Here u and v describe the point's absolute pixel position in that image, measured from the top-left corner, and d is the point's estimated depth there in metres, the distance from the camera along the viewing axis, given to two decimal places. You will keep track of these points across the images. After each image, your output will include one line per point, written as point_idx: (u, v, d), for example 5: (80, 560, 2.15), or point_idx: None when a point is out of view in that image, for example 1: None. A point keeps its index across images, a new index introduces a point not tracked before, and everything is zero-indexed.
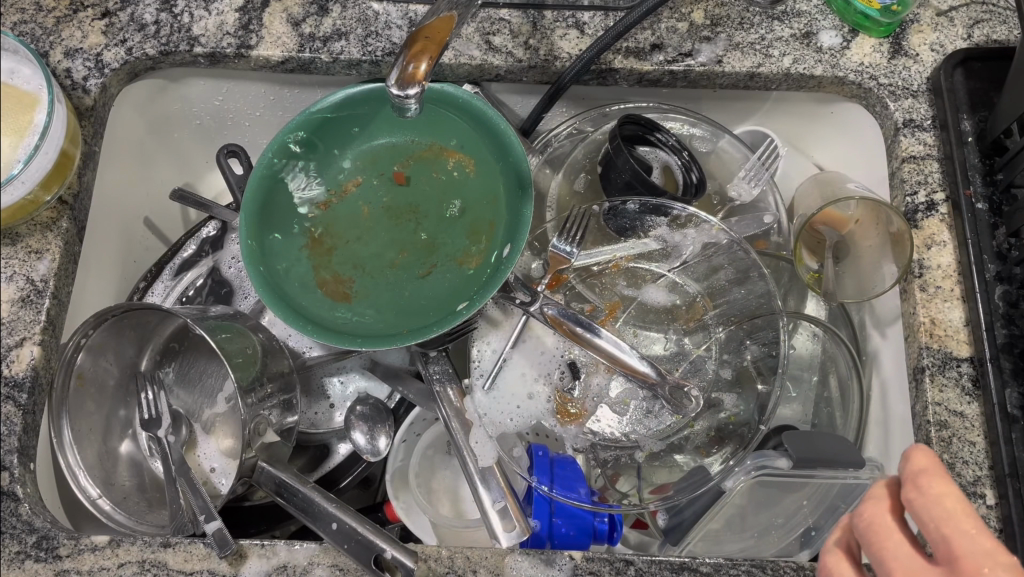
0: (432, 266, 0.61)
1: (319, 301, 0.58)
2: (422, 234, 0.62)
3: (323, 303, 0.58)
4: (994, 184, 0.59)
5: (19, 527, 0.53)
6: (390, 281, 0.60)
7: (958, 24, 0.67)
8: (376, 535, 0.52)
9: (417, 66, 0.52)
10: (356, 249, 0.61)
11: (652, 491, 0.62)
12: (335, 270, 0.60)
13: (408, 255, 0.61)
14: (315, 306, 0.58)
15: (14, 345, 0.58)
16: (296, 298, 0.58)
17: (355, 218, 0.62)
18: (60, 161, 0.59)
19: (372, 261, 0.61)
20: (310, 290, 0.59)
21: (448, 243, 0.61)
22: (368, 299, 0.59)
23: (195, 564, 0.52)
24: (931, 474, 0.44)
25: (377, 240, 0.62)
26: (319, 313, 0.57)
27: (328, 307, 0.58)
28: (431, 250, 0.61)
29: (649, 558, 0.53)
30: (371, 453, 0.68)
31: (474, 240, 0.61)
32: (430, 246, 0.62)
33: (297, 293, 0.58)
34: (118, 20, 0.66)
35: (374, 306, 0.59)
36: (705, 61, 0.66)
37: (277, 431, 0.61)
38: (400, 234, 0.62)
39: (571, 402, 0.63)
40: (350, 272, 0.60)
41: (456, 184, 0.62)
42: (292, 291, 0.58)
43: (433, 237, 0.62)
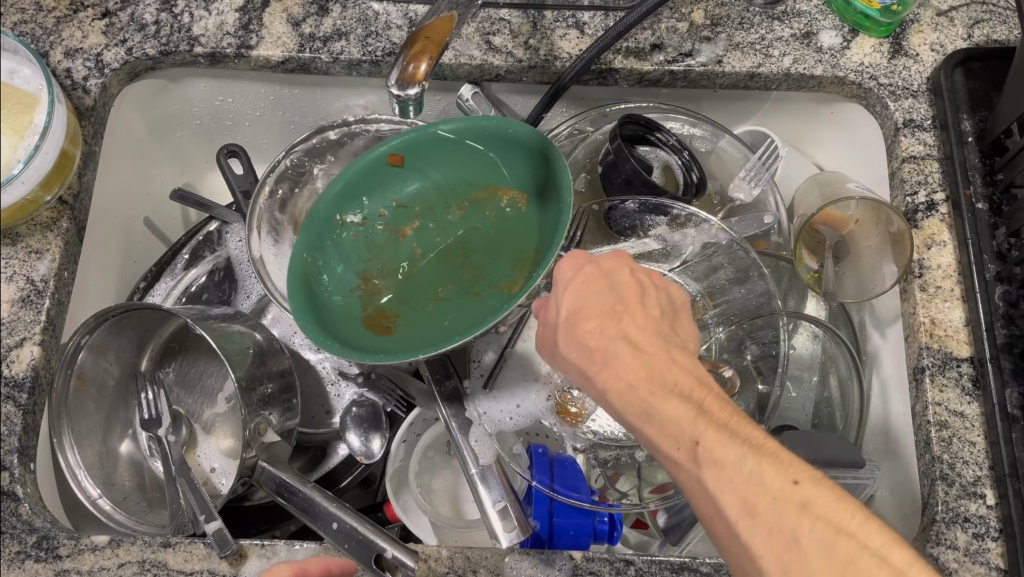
0: (475, 295, 0.54)
1: (361, 335, 0.52)
2: (468, 264, 0.56)
3: (364, 335, 0.52)
4: (994, 184, 0.59)
5: (19, 527, 0.53)
6: (434, 313, 0.53)
7: (958, 24, 0.67)
8: (376, 535, 0.51)
9: (417, 66, 0.52)
10: (405, 289, 0.55)
11: (652, 491, 0.61)
12: (379, 305, 0.54)
13: (453, 286, 0.55)
14: (355, 336, 0.51)
15: (14, 345, 0.58)
16: (338, 328, 0.52)
17: (405, 260, 0.56)
18: (60, 161, 0.59)
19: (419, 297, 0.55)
20: (352, 323, 0.52)
21: (493, 270, 0.55)
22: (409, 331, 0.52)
23: (195, 564, 0.52)
24: (604, 349, 0.46)
25: (423, 274, 0.56)
26: (359, 343, 0.51)
27: (368, 339, 0.52)
28: (474, 280, 0.55)
29: (649, 558, 0.52)
30: (365, 455, 0.67)
31: (520, 265, 0.54)
32: (475, 277, 0.55)
33: (338, 323, 0.52)
34: (118, 20, 0.67)
35: (416, 336, 0.52)
36: (705, 61, 0.66)
37: (277, 431, 0.61)
38: (447, 266, 0.56)
39: (571, 400, 0.62)
40: (393, 307, 0.54)
41: (513, 223, 0.56)
42: (332, 321, 0.52)
43: (480, 267, 0.55)
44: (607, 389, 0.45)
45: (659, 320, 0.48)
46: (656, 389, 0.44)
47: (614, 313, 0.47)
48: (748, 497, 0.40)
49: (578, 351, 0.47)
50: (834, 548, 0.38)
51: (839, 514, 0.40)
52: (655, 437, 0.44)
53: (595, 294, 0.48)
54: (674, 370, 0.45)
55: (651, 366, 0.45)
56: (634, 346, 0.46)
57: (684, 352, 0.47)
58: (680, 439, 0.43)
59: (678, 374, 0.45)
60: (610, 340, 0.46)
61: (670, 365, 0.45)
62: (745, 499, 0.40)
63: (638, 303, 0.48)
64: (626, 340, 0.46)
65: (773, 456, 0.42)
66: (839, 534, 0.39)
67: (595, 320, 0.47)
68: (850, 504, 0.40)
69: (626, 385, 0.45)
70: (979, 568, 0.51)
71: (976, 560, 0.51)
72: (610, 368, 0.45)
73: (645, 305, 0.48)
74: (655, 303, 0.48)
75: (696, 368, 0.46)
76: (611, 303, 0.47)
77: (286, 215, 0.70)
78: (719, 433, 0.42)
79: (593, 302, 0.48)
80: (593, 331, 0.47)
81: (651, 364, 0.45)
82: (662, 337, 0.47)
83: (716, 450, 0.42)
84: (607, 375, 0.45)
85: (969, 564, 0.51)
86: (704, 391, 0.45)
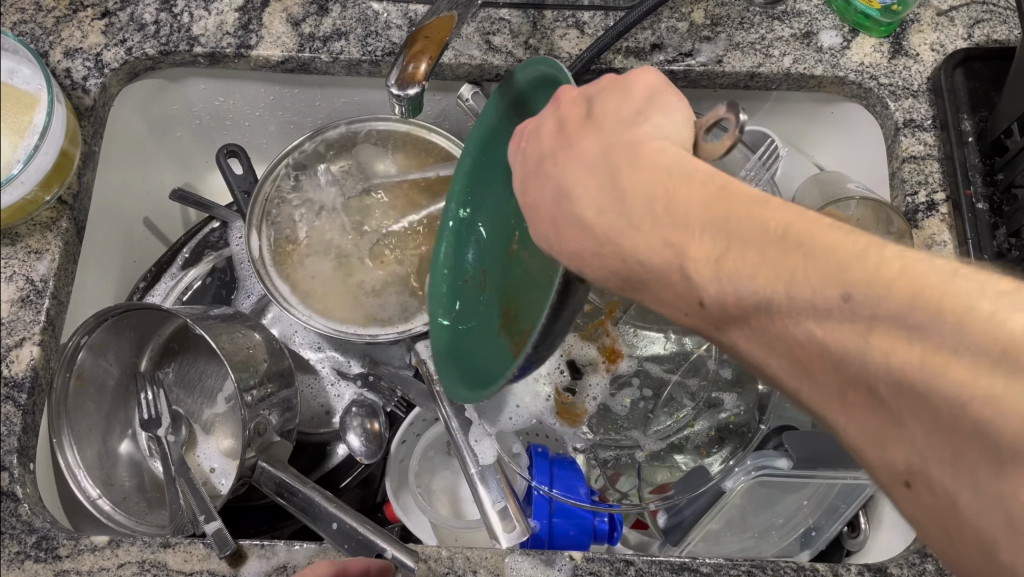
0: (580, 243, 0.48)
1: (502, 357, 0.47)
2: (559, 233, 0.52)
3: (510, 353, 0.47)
4: (994, 184, 0.59)
5: (19, 527, 0.53)
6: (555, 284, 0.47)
7: (958, 24, 0.67)
8: (376, 534, 0.51)
9: (417, 66, 0.52)
10: (529, 289, 0.50)
11: (652, 491, 0.62)
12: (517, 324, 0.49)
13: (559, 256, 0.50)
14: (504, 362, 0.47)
15: (14, 345, 0.58)
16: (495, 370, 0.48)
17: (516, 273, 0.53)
18: (60, 161, 0.59)
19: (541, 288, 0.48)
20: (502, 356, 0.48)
21: None
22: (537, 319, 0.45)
23: (195, 565, 0.52)
24: (562, 209, 0.40)
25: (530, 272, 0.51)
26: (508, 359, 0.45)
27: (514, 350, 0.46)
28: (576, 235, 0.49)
29: (649, 558, 0.52)
30: (367, 455, 0.67)
31: None
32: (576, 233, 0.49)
33: (494, 367, 0.48)
34: (118, 20, 0.67)
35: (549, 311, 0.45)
36: (705, 61, 0.66)
37: (278, 432, 0.62)
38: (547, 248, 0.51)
39: (571, 401, 0.62)
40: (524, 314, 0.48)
41: None
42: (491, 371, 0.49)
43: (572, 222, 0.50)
44: (573, 257, 0.40)
45: (614, 132, 0.40)
46: (626, 235, 0.38)
47: (565, 166, 0.41)
48: (804, 358, 0.33)
49: (536, 220, 0.42)
50: (932, 383, 0.28)
51: (934, 315, 0.28)
52: (668, 300, 0.38)
53: (540, 150, 0.43)
54: (647, 198, 0.37)
55: (620, 213, 0.38)
56: (585, 186, 0.40)
57: (658, 148, 0.38)
58: (685, 297, 0.36)
59: (650, 203, 0.37)
60: (566, 196, 0.40)
61: (629, 186, 0.38)
62: (790, 348, 0.33)
63: (581, 125, 0.41)
64: (585, 190, 0.40)
65: (795, 254, 0.32)
66: (933, 356, 0.28)
67: (545, 179, 0.42)
68: (921, 290, 0.29)
69: (594, 246, 0.39)
70: None
71: None
72: (574, 235, 0.40)
73: (591, 126, 0.41)
74: (605, 109, 0.41)
75: (677, 163, 0.37)
76: (559, 153, 0.42)
77: (286, 215, 0.70)
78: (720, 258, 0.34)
79: (539, 160, 0.42)
80: (546, 201, 0.41)
81: (618, 210, 0.38)
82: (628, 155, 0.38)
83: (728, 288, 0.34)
84: (574, 242, 0.40)
85: None
86: (687, 201, 0.36)
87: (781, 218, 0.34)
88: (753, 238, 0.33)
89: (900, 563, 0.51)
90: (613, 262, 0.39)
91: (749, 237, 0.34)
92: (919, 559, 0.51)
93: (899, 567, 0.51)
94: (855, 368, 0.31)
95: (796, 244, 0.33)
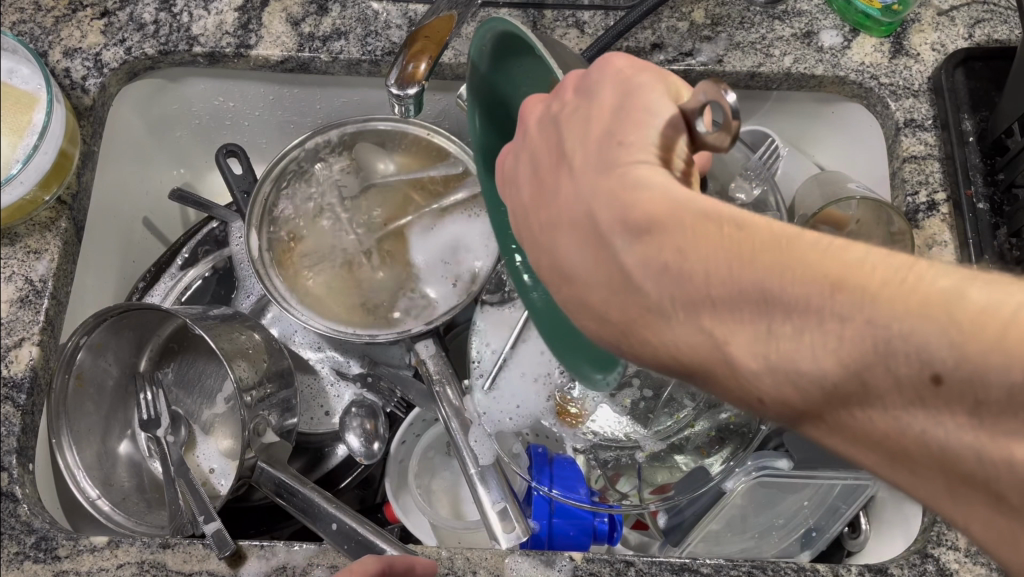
0: None
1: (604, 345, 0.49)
2: None
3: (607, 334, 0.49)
4: (995, 184, 0.59)
5: (18, 527, 0.53)
6: None
7: (958, 24, 0.67)
8: (376, 535, 0.52)
9: (417, 66, 0.52)
10: None
11: (652, 491, 0.61)
12: None
13: None
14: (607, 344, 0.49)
15: (13, 345, 0.57)
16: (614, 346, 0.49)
17: None
18: (60, 161, 0.59)
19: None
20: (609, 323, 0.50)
21: None
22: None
23: (194, 565, 0.52)
24: (575, 282, 0.37)
25: None
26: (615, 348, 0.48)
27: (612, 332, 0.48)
28: None
29: (649, 559, 0.52)
30: (366, 455, 0.67)
31: None
32: None
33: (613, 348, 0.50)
34: (118, 19, 0.66)
35: None
36: (706, 61, 0.66)
37: (277, 431, 0.61)
38: None
39: (571, 401, 0.62)
40: None
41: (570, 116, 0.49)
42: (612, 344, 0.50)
43: None
44: (602, 335, 0.37)
45: (591, 176, 0.35)
46: (644, 314, 0.33)
47: (561, 231, 0.37)
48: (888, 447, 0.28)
49: (557, 294, 0.38)
50: None
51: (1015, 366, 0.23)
52: (718, 393, 0.33)
53: (534, 204, 0.39)
54: (651, 270, 0.32)
55: (624, 287, 0.34)
56: (584, 250, 0.35)
57: (643, 188, 0.32)
58: (738, 392, 0.32)
59: (656, 276, 0.32)
60: (568, 271, 0.37)
61: (629, 251, 0.33)
62: (871, 439, 0.28)
63: (558, 168, 0.37)
64: (583, 262, 0.36)
65: (847, 313, 0.27)
66: None
67: (548, 244, 0.38)
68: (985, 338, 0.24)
69: (618, 333, 0.35)
70: (980, 568, 0.51)
71: (976, 561, 0.51)
72: (591, 317, 0.37)
73: (572, 172, 0.36)
74: (576, 140, 0.36)
75: (666, 207, 0.32)
76: (550, 212, 0.37)
77: (286, 216, 0.70)
78: (755, 339, 0.29)
79: (536, 222, 0.39)
80: (552, 279, 0.38)
81: (624, 286, 0.34)
82: (614, 207, 0.33)
83: (770, 370, 0.29)
84: (596, 326, 0.37)
85: (970, 564, 0.51)
86: (694, 264, 0.30)
87: (818, 265, 0.28)
88: (786, 303, 0.28)
89: (900, 564, 0.51)
90: (641, 344, 0.34)
91: (784, 304, 0.28)
92: (919, 559, 0.51)
93: (900, 567, 0.51)
94: (967, 465, 0.26)
95: (845, 304, 0.27)
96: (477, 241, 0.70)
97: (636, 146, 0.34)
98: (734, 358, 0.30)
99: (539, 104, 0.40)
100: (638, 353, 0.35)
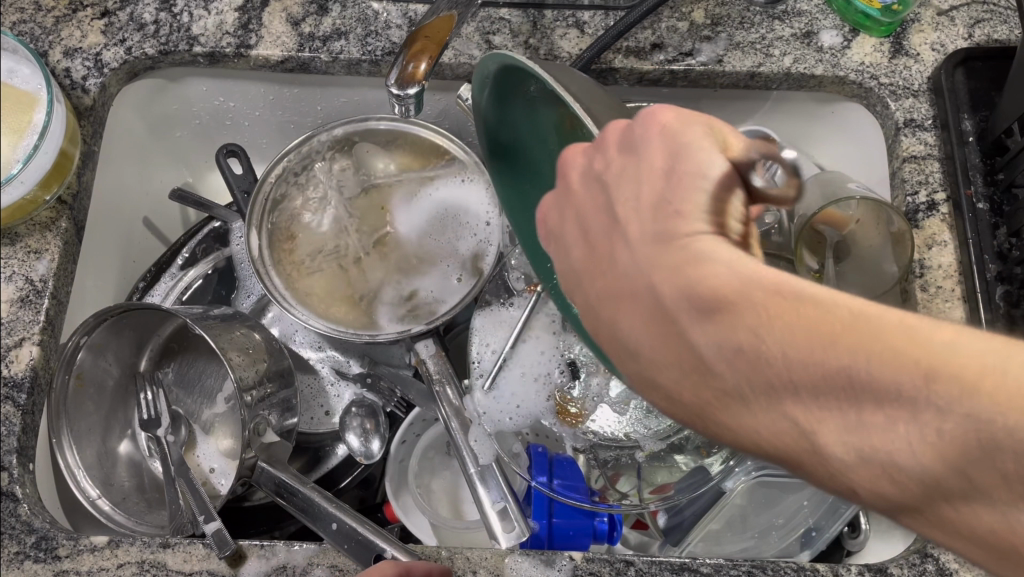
0: None
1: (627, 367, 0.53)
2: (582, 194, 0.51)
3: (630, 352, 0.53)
4: (995, 184, 0.59)
5: (18, 527, 0.53)
6: None
7: (958, 23, 0.67)
8: (377, 535, 0.51)
9: (417, 66, 0.53)
10: None
11: (652, 491, 0.61)
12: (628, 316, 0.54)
13: None
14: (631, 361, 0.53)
15: (13, 345, 0.57)
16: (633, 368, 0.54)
17: None
18: (60, 161, 0.59)
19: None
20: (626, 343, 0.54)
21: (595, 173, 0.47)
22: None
23: (195, 565, 0.52)
24: (641, 356, 0.33)
25: None
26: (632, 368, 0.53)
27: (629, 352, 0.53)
28: None
29: (649, 558, 0.52)
30: (366, 455, 0.67)
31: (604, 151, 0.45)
32: None
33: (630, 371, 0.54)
34: (118, 19, 0.66)
35: None
36: (705, 61, 0.66)
37: (277, 431, 0.61)
38: None
39: (571, 401, 0.63)
40: None
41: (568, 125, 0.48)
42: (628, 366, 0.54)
43: None
44: (672, 409, 0.33)
45: (650, 247, 0.32)
46: (726, 397, 0.30)
47: (622, 297, 0.34)
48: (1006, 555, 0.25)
49: (619, 362, 0.35)
50: None
51: None
52: (811, 485, 0.29)
53: (585, 262, 0.36)
54: (728, 353, 0.29)
55: (695, 367, 0.31)
56: (647, 321, 0.32)
57: (711, 262, 0.29)
58: (836, 489, 0.28)
59: (733, 360, 0.28)
60: (637, 345, 0.33)
61: (698, 327, 0.30)
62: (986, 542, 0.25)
63: (609, 227, 0.35)
64: (650, 335, 0.32)
65: (950, 400, 0.24)
66: None
67: (607, 313, 0.35)
68: None
69: (690, 413, 0.32)
70: (979, 567, 0.51)
71: None
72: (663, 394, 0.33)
73: (626, 229, 0.34)
74: (626, 196, 0.34)
75: (739, 279, 0.28)
76: (605, 275, 0.35)
77: (286, 216, 0.70)
78: (858, 436, 0.26)
79: (589, 286, 0.36)
80: (618, 349, 0.35)
81: (699, 369, 0.30)
82: (675, 281, 0.30)
83: (874, 469, 0.26)
84: (665, 402, 0.34)
85: (969, 564, 0.51)
86: (770, 348, 0.27)
87: (914, 348, 0.25)
88: (871, 390, 0.25)
89: (900, 563, 0.51)
90: (722, 426, 0.31)
91: (876, 391, 0.25)
92: (919, 559, 0.51)
93: (899, 567, 0.51)
94: None
95: (944, 394, 0.24)
96: (467, 218, 0.70)
97: (696, 214, 0.31)
98: (826, 453, 0.27)
99: (583, 153, 0.37)
100: (716, 436, 0.31)
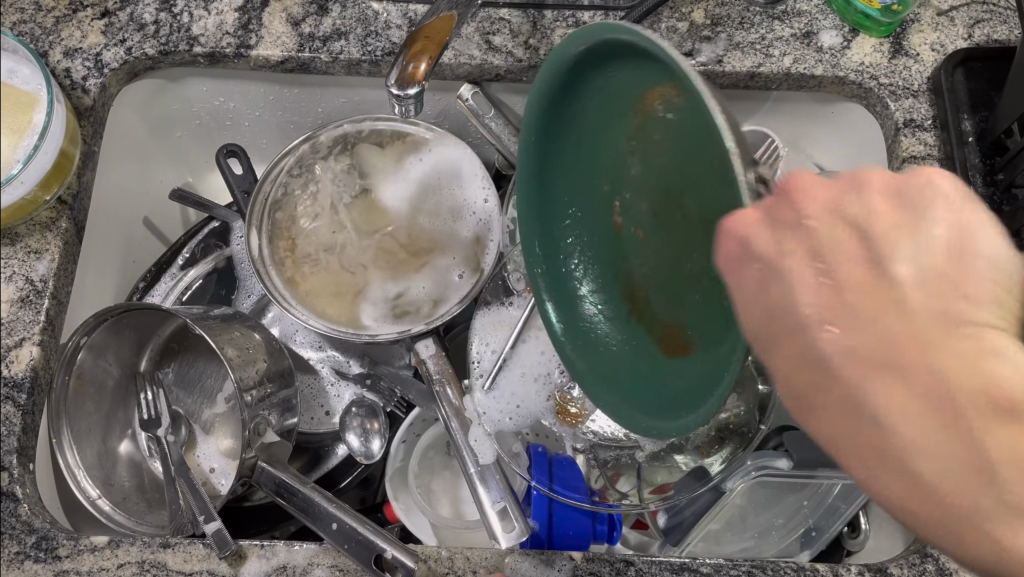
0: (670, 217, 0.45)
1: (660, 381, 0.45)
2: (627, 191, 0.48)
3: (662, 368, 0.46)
4: (995, 184, 0.59)
5: (18, 527, 0.53)
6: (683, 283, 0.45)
7: (958, 24, 0.67)
8: (377, 535, 0.51)
9: (417, 66, 0.53)
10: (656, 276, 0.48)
11: (652, 491, 0.61)
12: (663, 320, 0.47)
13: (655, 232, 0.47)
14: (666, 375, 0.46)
15: (13, 345, 0.57)
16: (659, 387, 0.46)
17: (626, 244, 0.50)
18: (60, 161, 0.59)
19: (681, 274, 0.45)
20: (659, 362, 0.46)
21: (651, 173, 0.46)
22: (707, 311, 0.42)
23: (195, 565, 0.52)
24: (879, 427, 0.32)
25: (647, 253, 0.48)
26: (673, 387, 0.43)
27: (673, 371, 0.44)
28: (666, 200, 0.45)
29: (649, 558, 0.52)
30: (366, 454, 0.67)
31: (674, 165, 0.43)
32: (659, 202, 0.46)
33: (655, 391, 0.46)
34: (118, 20, 0.67)
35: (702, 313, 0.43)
36: (705, 61, 0.66)
37: (277, 431, 0.61)
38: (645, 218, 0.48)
39: (571, 401, 0.63)
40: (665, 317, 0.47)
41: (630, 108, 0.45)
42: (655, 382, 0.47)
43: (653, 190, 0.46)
44: (898, 485, 0.33)
45: (930, 305, 0.31)
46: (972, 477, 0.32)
47: (874, 361, 0.31)
48: None
49: (845, 433, 0.33)
50: None
51: None
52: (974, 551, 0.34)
53: (830, 310, 0.32)
54: (994, 435, 0.31)
55: (953, 441, 0.31)
56: (920, 396, 0.31)
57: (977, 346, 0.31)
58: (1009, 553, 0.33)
59: (996, 441, 0.31)
60: (893, 422, 0.32)
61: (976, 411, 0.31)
62: None
63: (868, 276, 0.32)
64: (908, 407, 0.31)
65: None
66: None
67: (852, 376, 0.32)
68: None
69: (913, 488, 0.32)
70: None
71: None
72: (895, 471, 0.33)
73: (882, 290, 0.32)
74: (889, 250, 0.32)
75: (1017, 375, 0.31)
76: (863, 333, 0.31)
77: (286, 215, 0.70)
78: None
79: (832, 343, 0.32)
80: (841, 409, 0.32)
81: (954, 442, 0.31)
82: (969, 373, 0.31)
83: None
84: (893, 480, 0.33)
85: None
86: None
87: None
88: None
89: (900, 563, 0.51)
90: (941, 502, 0.32)
91: None
92: (919, 559, 0.51)
93: (899, 567, 0.51)
94: None
95: None
96: (467, 200, 0.71)
97: (983, 302, 0.32)
98: None
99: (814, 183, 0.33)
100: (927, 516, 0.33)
